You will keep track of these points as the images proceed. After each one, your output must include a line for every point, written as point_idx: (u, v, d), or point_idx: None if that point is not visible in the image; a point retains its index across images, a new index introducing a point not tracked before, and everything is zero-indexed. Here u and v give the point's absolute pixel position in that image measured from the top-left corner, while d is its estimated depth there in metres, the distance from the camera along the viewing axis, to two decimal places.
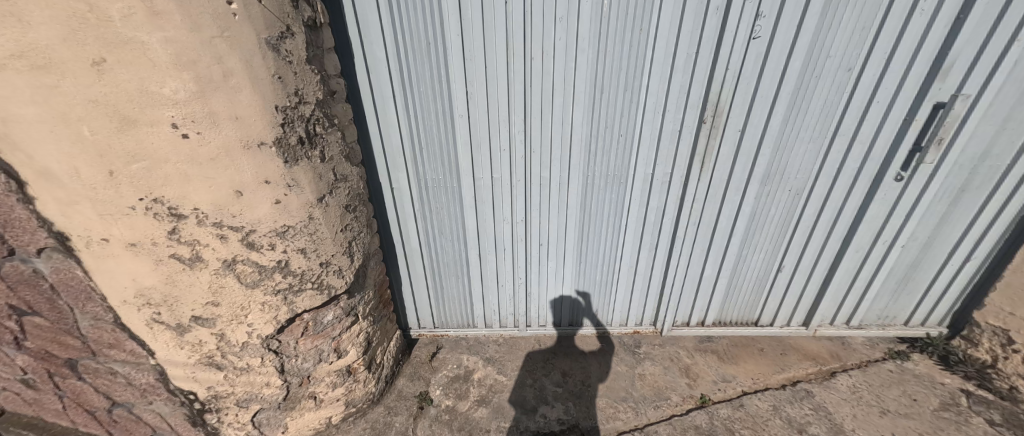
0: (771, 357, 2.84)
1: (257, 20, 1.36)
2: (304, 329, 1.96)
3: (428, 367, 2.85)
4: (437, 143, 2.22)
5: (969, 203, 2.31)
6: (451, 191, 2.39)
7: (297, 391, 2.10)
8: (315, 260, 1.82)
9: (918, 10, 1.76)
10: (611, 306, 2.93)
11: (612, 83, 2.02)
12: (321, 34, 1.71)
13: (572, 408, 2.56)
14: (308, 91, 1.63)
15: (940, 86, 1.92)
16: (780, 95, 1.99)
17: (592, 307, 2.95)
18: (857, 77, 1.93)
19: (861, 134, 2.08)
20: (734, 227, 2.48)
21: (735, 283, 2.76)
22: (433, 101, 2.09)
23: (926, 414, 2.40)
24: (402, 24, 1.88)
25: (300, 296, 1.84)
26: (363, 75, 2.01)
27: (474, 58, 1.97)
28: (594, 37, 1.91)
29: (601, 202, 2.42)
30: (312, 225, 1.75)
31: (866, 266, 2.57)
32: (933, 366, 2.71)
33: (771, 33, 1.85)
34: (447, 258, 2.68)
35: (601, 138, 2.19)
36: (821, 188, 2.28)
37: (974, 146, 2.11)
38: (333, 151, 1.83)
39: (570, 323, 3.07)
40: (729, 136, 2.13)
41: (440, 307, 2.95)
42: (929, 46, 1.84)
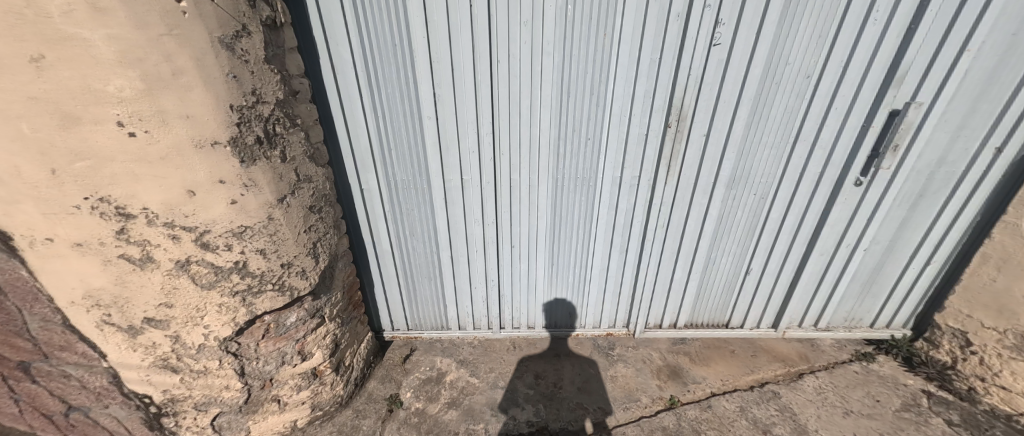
0: (740, 359, 2.87)
1: (210, 18, 1.35)
2: (266, 331, 1.94)
3: (400, 369, 2.83)
4: (405, 144, 2.21)
5: (927, 207, 2.37)
6: (421, 193, 2.39)
7: (259, 394, 2.08)
8: (276, 262, 1.80)
9: (871, 19, 1.81)
10: (585, 309, 2.94)
11: (578, 87, 2.04)
12: (281, 33, 1.70)
13: (542, 410, 2.56)
14: (266, 90, 1.61)
15: (895, 95, 1.97)
16: (743, 100, 2.03)
17: (566, 309, 2.96)
18: (817, 84, 1.98)
19: (821, 140, 2.12)
20: (702, 230, 2.51)
21: (705, 286, 2.79)
22: (400, 102, 2.08)
23: (887, 414, 2.45)
24: (367, 25, 1.88)
25: (260, 297, 1.82)
26: (329, 75, 1.99)
27: (440, 60, 1.97)
28: (559, 40, 1.92)
29: (571, 205, 2.44)
30: (272, 225, 1.73)
31: (831, 269, 2.62)
32: (897, 367, 2.76)
33: (732, 39, 1.88)
34: (419, 260, 2.67)
35: (569, 141, 2.21)
36: (785, 192, 2.32)
37: (930, 152, 2.17)
38: (296, 151, 1.81)
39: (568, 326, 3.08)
40: (694, 140, 2.16)
41: (413, 309, 2.93)
42: (883, 55, 1.89)
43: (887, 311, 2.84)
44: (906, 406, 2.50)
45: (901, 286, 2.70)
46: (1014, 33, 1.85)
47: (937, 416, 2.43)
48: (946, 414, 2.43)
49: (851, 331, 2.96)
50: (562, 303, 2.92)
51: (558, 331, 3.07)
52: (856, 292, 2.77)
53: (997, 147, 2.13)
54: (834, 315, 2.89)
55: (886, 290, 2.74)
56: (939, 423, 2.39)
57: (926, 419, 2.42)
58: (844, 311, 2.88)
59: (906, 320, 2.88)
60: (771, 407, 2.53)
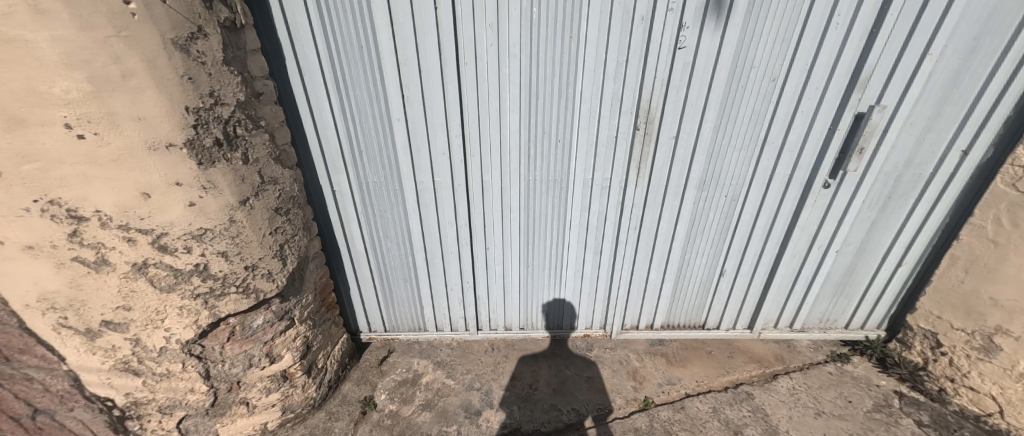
0: (717, 360, 2.88)
1: (161, 20, 1.35)
2: (231, 334, 1.93)
3: (377, 371, 2.82)
4: (375, 146, 2.21)
5: (897, 209, 2.38)
6: (393, 194, 2.38)
7: (226, 397, 2.07)
8: (239, 264, 1.79)
9: (834, 23, 1.83)
10: (572, 309, 2.94)
11: (546, 89, 2.04)
12: (242, 35, 1.69)
13: (516, 412, 2.56)
14: (226, 92, 1.60)
15: (860, 98, 1.99)
16: (710, 102, 2.04)
17: (550, 310, 2.96)
18: (782, 87, 1.99)
19: (789, 143, 2.14)
20: (675, 232, 2.52)
21: (681, 287, 2.81)
22: (369, 104, 2.08)
23: (858, 415, 2.45)
24: (332, 26, 1.87)
25: (223, 300, 1.81)
26: (295, 77, 1.98)
27: (407, 62, 1.96)
28: (525, 42, 1.92)
29: (544, 207, 2.44)
30: (233, 228, 1.72)
31: (804, 270, 2.63)
32: (871, 368, 2.77)
33: (697, 42, 1.89)
34: (394, 262, 2.67)
35: (539, 143, 2.21)
36: (755, 194, 2.34)
37: (897, 155, 2.19)
38: (260, 153, 1.80)
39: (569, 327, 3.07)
40: (664, 143, 2.17)
41: (390, 310, 2.92)
42: (847, 59, 1.90)
43: (861, 312, 2.86)
44: (877, 406, 2.50)
45: (873, 287, 2.72)
46: (975, 37, 1.87)
47: (907, 417, 2.43)
48: (917, 415, 2.44)
49: (826, 332, 2.97)
50: (556, 304, 2.92)
51: (559, 332, 3.07)
52: (830, 293, 2.78)
53: (963, 149, 2.15)
54: (809, 316, 2.91)
55: (859, 291, 2.76)
56: (909, 423, 2.40)
57: (896, 419, 2.42)
58: (819, 312, 2.89)
59: (881, 321, 2.89)
60: (744, 408, 2.54)
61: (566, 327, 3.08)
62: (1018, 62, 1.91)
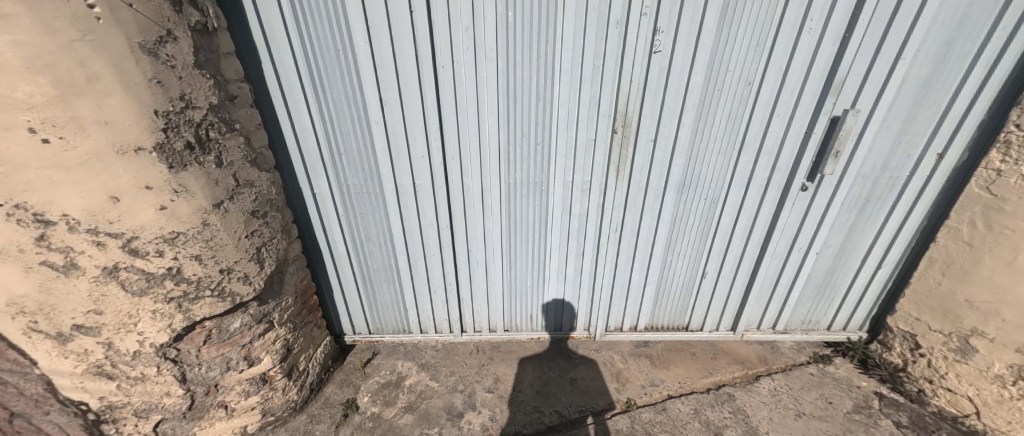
0: (700, 361, 2.89)
1: (128, 24, 1.36)
2: (207, 337, 1.93)
3: (360, 373, 2.81)
4: (355, 149, 2.21)
5: (875, 212, 2.40)
6: (374, 197, 2.38)
7: (204, 401, 2.06)
8: (213, 267, 1.79)
9: (806, 28, 1.87)
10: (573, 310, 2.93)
11: (525, 93, 2.06)
12: (215, 38, 1.70)
13: (498, 414, 2.56)
14: (198, 96, 1.60)
15: (835, 101, 2.03)
16: (687, 106, 2.06)
17: (546, 311, 2.96)
18: (758, 91, 2.03)
19: (766, 146, 2.17)
20: (656, 234, 2.53)
21: (664, 289, 2.82)
22: (347, 107, 2.08)
23: (838, 416, 2.46)
24: (309, 30, 1.88)
25: (198, 303, 1.81)
26: (272, 80, 1.98)
27: (385, 66, 1.97)
28: (501, 47, 1.94)
29: (525, 209, 2.45)
30: (207, 231, 1.72)
31: (785, 272, 2.65)
32: (853, 369, 2.77)
33: (672, 47, 1.93)
34: (377, 264, 2.67)
35: (518, 146, 2.22)
36: (735, 197, 2.36)
37: (874, 158, 2.21)
38: (234, 156, 1.80)
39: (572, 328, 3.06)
40: (643, 146, 2.19)
41: (373, 313, 2.92)
42: (820, 63, 1.94)
43: (843, 314, 2.87)
44: (857, 407, 2.51)
45: (854, 289, 2.73)
46: (946, 42, 1.89)
47: (887, 418, 2.44)
48: (896, 416, 2.45)
49: (808, 334, 2.98)
50: (550, 305, 2.92)
51: (559, 333, 3.07)
52: (811, 294, 2.80)
53: (939, 152, 2.17)
54: (791, 317, 2.92)
55: (839, 293, 2.78)
56: (888, 425, 2.40)
57: (875, 420, 2.43)
58: (801, 314, 2.91)
59: (862, 322, 2.90)
60: (725, 409, 2.55)
61: (564, 329, 3.07)
62: (990, 66, 1.93)
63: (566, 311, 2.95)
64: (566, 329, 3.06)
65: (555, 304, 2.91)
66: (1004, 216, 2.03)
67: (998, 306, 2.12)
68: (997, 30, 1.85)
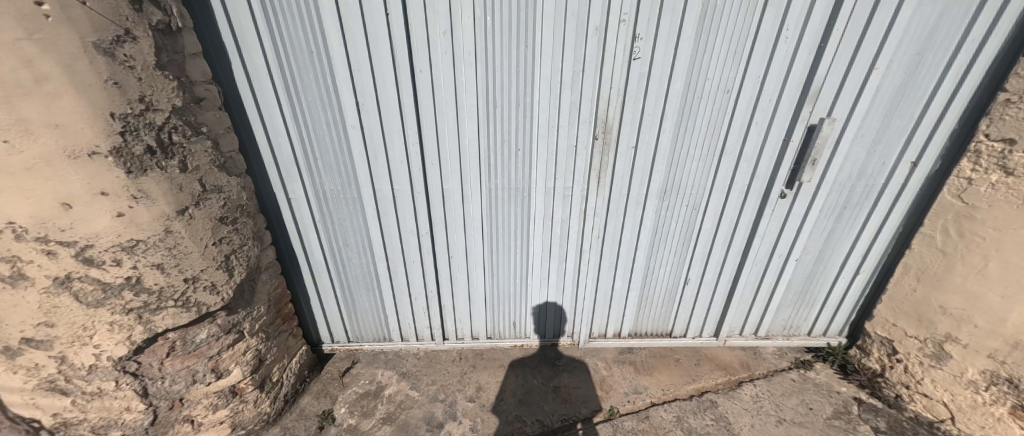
0: (684, 368, 2.88)
1: (80, 22, 1.32)
2: (170, 350, 1.84)
3: (338, 383, 2.73)
4: (331, 154, 2.15)
5: (851, 219, 2.43)
6: (352, 202, 2.31)
7: (168, 415, 1.97)
8: (176, 276, 1.72)
9: (782, 37, 1.89)
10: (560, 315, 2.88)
11: (505, 98, 2.03)
12: (181, 39, 1.64)
13: (479, 424, 2.51)
14: (159, 98, 1.55)
15: (811, 110, 2.05)
16: (667, 113, 2.07)
17: (530, 318, 2.90)
18: (737, 98, 2.04)
19: (745, 153, 2.19)
20: (639, 241, 2.53)
21: (646, 296, 2.81)
22: (322, 110, 2.02)
23: (818, 422, 2.47)
24: (280, 30, 1.82)
25: (160, 314, 1.73)
26: (243, 82, 1.92)
27: (360, 68, 1.92)
28: (481, 52, 1.92)
29: (507, 215, 2.41)
30: (170, 238, 1.66)
31: (766, 277, 2.67)
32: (833, 374, 2.78)
33: (651, 53, 1.92)
34: (355, 271, 2.59)
35: (498, 153, 2.19)
36: (715, 203, 2.37)
37: (850, 165, 2.24)
38: (200, 160, 1.74)
39: (554, 335, 3.04)
40: (624, 152, 2.18)
41: (352, 322, 2.84)
42: (797, 72, 1.96)
43: (823, 320, 2.89)
44: (837, 413, 2.52)
45: (833, 295, 2.76)
46: (918, 52, 1.92)
47: (866, 423, 2.45)
48: (874, 421, 2.46)
49: (789, 339, 2.99)
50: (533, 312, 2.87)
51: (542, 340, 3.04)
52: (792, 300, 2.81)
53: (913, 161, 2.20)
54: (772, 323, 2.93)
55: (819, 298, 2.80)
56: (867, 430, 2.41)
57: (854, 426, 2.44)
58: (782, 319, 2.91)
59: (842, 328, 2.91)
60: (707, 416, 2.54)
61: (548, 336, 3.04)
62: (960, 77, 1.96)
63: (544, 317, 2.90)
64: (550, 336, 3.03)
65: (538, 310, 2.86)
66: (975, 224, 2.06)
67: (971, 312, 2.15)
68: (966, 42, 1.89)
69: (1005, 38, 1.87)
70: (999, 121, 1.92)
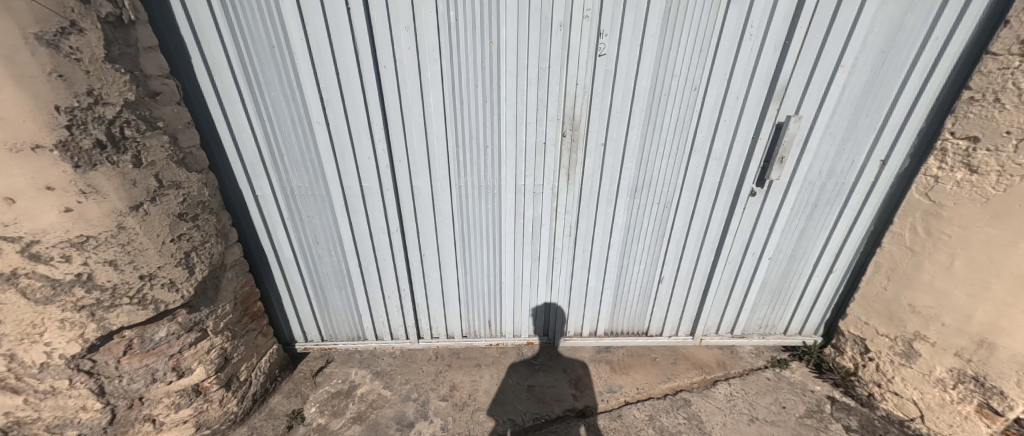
0: (660, 367, 2.87)
1: (21, 13, 1.31)
2: (127, 348, 1.82)
3: (310, 383, 2.71)
4: (297, 150, 2.12)
5: (822, 217, 2.43)
6: (320, 199, 2.29)
7: (127, 414, 1.95)
8: (131, 273, 1.70)
9: (747, 35, 1.88)
10: (534, 313, 2.87)
11: (471, 95, 2.01)
12: (133, 32, 1.62)
13: (450, 423, 2.49)
14: (109, 91, 1.53)
15: (778, 108, 2.05)
16: (635, 110, 2.06)
17: (504, 316, 2.89)
18: (704, 96, 2.03)
19: (714, 152, 2.18)
20: (612, 240, 2.53)
21: (622, 294, 2.80)
22: (286, 106, 2.00)
23: (790, 421, 2.46)
24: (240, 24, 1.80)
25: (114, 312, 1.71)
26: (204, 77, 1.89)
27: (323, 64, 1.90)
28: (445, 48, 1.90)
29: (478, 213, 2.40)
30: (124, 234, 1.64)
31: (740, 276, 2.67)
32: (808, 373, 2.78)
33: (616, 50, 1.91)
34: (326, 269, 2.57)
35: (467, 150, 2.17)
36: (687, 201, 2.36)
37: (820, 164, 2.24)
38: (156, 155, 1.71)
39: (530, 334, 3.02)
40: (593, 150, 2.17)
41: (326, 320, 2.81)
42: (763, 70, 1.96)
43: (798, 319, 2.88)
44: (810, 412, 2.51)
45: (807, 294, 2.75)
46: (883, 51, 1.92)
47: (837, 422, 2.44)
48: (846, 420, 2.45)
49: (765, 338, 2.98)
50: (508, 310, 2.85)
51: (517, 339, 3.02)
52: (767, 299, 2.81)
53: (882, 159, 2.20)
54: (747, 322, 2.92)
55: (794, 297, 2.79)
56: (838, 429, 2.41)
57: (826, 425, 2.44)
58: (758, 318, 2.91)
59: (817, 326, 2.91)
60: (680, 415, 2.53)
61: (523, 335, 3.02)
62: (926, 76, 1.96)
63: (519, 316, 2.89)
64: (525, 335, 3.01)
65: (512, 308, 2.84)
66: (942, 223, 2.06)
67: (939, 311, 2.14)
68: (930, 41, 1.89)
69: (969, 36, 1.87)
70: (963, 119, 1.92)
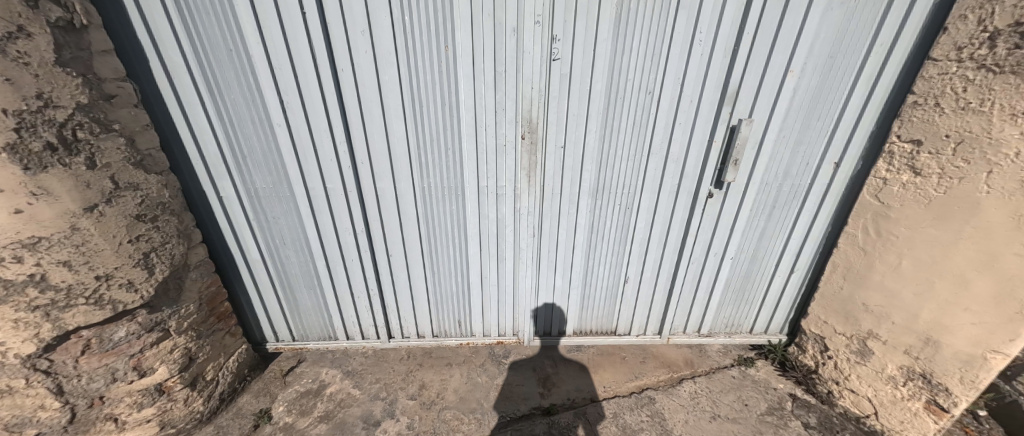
0: (628, 365, 2.89)
1: None
2: (85, 347, 1.85)
3: (280, 382, 2.72)
4: (259, 152, 2.15)
5: (781, 218, 2.47)
6: (284, 200, 2.31)
7: (88, 414, 1.97)
8: (86, 274, 1.73)
9: (697, 40, 1.93)
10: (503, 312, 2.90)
11: (429, 98, 2.05)
12: (86, 36, 1.66)
13: (416, 421, 2.50)
14: (60, 95, 1.56)
15: (730, 111, 2.10)
16: (591, 113, 2.10)
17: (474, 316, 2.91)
18: (659, 100, 2.08)
19: (671, 154, 2.23)
20: (576, 240, 2.56)
21: (589, 294, 2.84)
22: (246, 109, 2.03)
23: (751, 418, 2.49)
24: (197, 28, 1.83)
25: (70, 312, 1.74)
26: (163, 80, 1.92)
27: (281, 67, 1.93)
28: (402, 52, 1.93)
29: (443, 214, 2.43)
30: (78, 236, 1.67)
31: (703, 275, 2.71)
32: (772, 371, 2.80)
33: (570, 55, 1.96)
34: (294, 270, 2.59)
35: (428, 151, 2.20)
36: (647, 203, 2.40)
37: (776, 166, 2.28)
38: (112, 157, 1.74)
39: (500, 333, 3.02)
40: (552, 152, 2.21)
41: (296, 319, 2.83)
42: (714, 75, 2.01)
43: (763, 317, 2.92)
44: (771, 409, 2.53)
45: (770, 293, 2.80)
46: (830, 56, 1.97)
47: (797, 419, 2.48)
48: (805, 417, 2.49)
49: (732, 337, 3.01)
50: (476, 310, 2.88)
51: (487, 338, 3.02)
52: (732, 298, 2.85)
53: (835, 161, 2.25)
54: (714, 321, 2.96)
55: (758, 296, 2.83)
56: (797, 426, 2.44)
57: (785, 422, 2.47)
58: (724, 317, 2.95)
59: (782, 325, 2.95)
60: (643, 412, 2.55)
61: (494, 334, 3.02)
62: (873, 80, 2.01)
63: (488, 315, 2.91)
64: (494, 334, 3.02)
65: (480, 308, 2.87)
66: (890, 224, 2.11)
67: (890, 310, 2.19)
68: (875, 47, 1.94)
69: (913, 42, 1.92)
70: (908, 123, 1.97)
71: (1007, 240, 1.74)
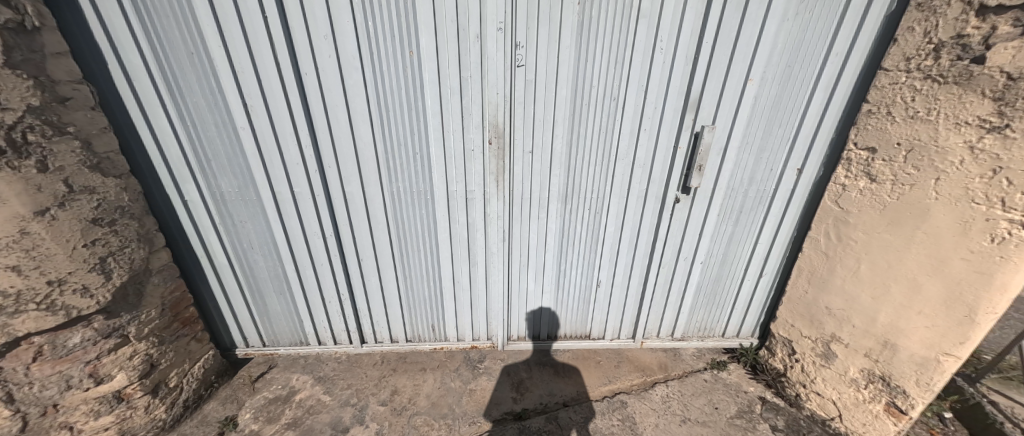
0: (602, 369, 2.87)
1: None
2: (37, 354, 1.81)
3: (248, 389, 2.65)
4: (223, 155, 2.13)
5: (749, 222, 2.50)
6: (251, 204, 2.29)
7: (41, 422, 1.92)
8: (37, 279, 1.70)
9: (658, 49, 1.97)
10: (477, 316, 2.88)
11: (395, 104, 2.06)
12: (39, 38, 1.66)
13: (386, 427, 2.45)
14: (9, 96, 1.54)
15: (692, 118, 2.15)
16: (558, 118, 2.13)
17: (447, 320, 2.90)
18: (623, 107, 2.11)
19: (638, 159, 2.25)
20: (548, 244, 2.57)
21: (562, 298, 2.85)
22: (209, 112, 2.02)
23: (720, 421, 2.48)
24: (157, 32, 1.84)
25: (20, 318, 1.71)
26: (124, 83, 1.91)
27: (244, 71, 1.93)
28: (367, 57, 1.94)
29: (413, 218, 2.41)
30: (28, 240, 1.65)
31: (674, 278, 2.74)
32: (743, 374, 2.81)
33: (534, 61, 1.99)
34: (263, 274, 2.56)
35: (397, 156, 2.20)
36: (616, 206, 2.42)
37: (740, 172, 2.32)
38: (66, 160, 1.73)
39: (475, 337, 3.01)
40: (520, 157, 2.22)
41: (266, 325, 2.79)
42: (676, 82, 2.05)
43: (734, 321, 2.94)
44: (740, 412, 2.54)
45: (742, 296, 2.82)
46: (787, 65, 2.02)
47: (765, 422, 2.48)
48: (773, 420, 2.49)
49: (704, 340, 3.02)
50: (449, 313, 2.86)
51: (461, 343, 3.00)
52: (704, 302, 2.87)
53: (798, 167, 2.29)
54: (686, 325, 2.97)
55: (729, 299, 2.86)
56: (765, 429, 2.44)
57: (754, 425, 2.47)
58: (696, 321, 2.96)
59: (754, 328, 2.97)
60: (615, 417, 2.52)
61: (468, 338, 3.01)
62: (830, 89, 2.07)
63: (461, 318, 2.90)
64: (469, 338, 3.00)
65: (454, 311, 2.86)
66: (849, 229, 2.16)
67: (850, 313, 2.23)
68: (830, 56, 1.99)
69: (866, 53, 1.98)
70: (863, 130, 2.02)
71: (954, 244, 1.79)
